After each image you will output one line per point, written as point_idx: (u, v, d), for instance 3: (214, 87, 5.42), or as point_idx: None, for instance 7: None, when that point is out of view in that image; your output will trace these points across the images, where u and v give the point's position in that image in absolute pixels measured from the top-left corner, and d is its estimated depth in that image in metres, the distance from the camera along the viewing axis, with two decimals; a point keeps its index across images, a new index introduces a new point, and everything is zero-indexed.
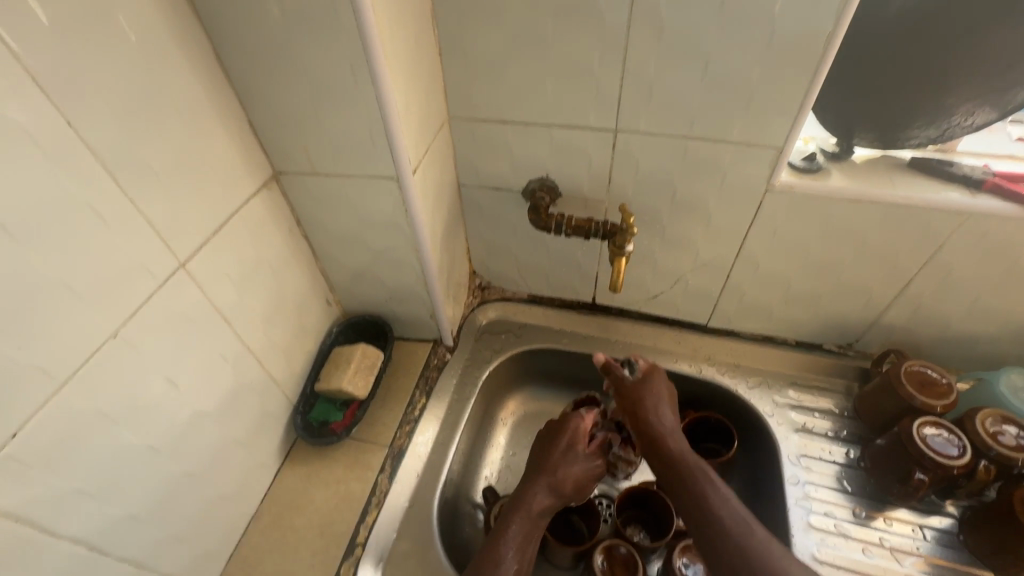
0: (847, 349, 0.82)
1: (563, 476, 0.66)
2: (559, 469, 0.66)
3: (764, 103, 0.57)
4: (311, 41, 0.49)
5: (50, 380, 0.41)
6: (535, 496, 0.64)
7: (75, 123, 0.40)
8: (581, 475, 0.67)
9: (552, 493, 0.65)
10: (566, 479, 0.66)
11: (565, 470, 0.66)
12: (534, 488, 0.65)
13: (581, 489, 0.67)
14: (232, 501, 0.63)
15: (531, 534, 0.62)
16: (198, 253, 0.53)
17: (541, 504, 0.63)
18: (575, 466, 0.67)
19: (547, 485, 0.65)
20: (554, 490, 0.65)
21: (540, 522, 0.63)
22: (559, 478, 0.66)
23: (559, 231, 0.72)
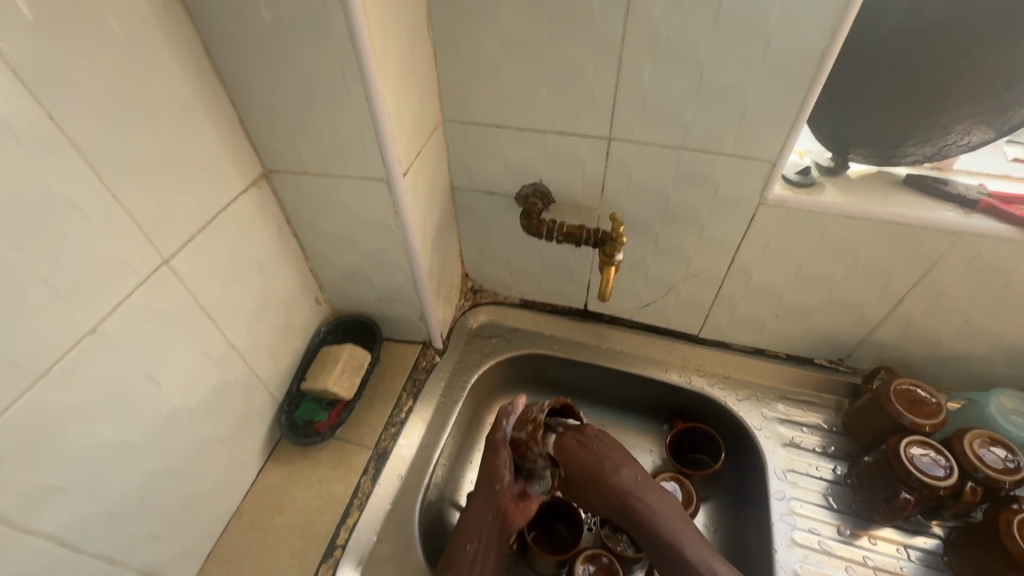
0: (838, 365, 0.82)
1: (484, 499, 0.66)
2: (484, 525, 0.65)
3: (757, 117, 0.57)
4: (301, 41, 0.49)
5: (25, 375, 0.41)
6: (467, 534, 0.64)
7: (59, 117, 0.40)
8: (505, 500, 0.66)
9: (479, 519, 0.65)
10: (487, 519, 0.65)
11: (481, 523, 0.65)
12: (465, 526, 0.65)
13: (513, 513, 0.66)
14: (213, 498, 0.63)
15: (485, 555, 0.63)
16: (183, 250, 0.52)
17: (475, 539, 0.64)
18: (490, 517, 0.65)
19: (480, 539, 0.64)
20: (483, 533, 0.64)
21: (488, 548, 0.64)
22: (473, 511, 0.66)
23: (551, 237, 0.71)
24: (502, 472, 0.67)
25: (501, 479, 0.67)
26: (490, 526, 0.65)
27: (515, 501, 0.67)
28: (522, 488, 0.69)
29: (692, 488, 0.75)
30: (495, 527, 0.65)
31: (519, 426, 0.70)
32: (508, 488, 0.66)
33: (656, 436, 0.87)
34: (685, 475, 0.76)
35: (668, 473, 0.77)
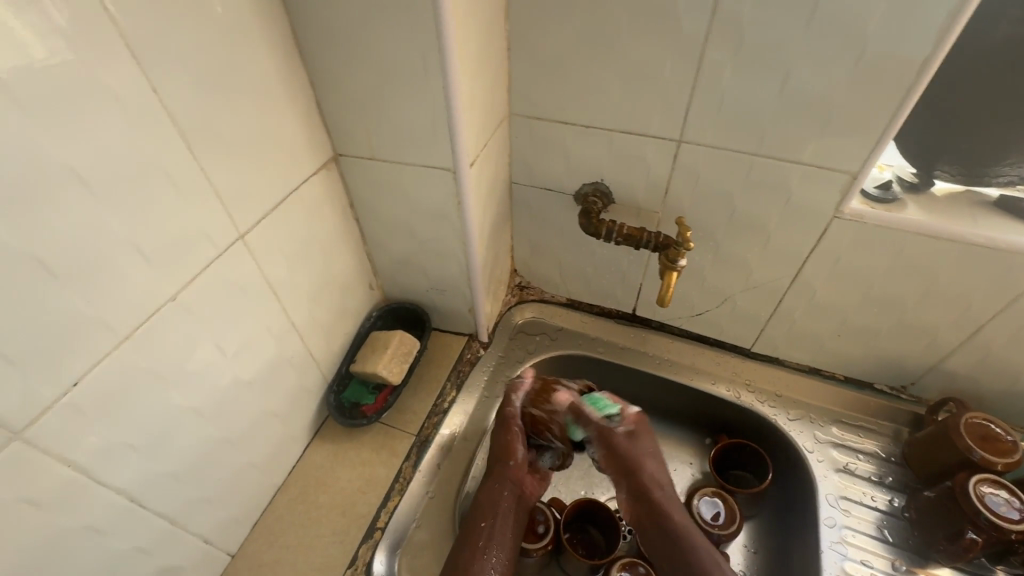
0: (900, 393, 0.78)
1: (500, 477, 0.65)
2: (500, 500, 0.64)
3: (843, 126, 0.54)
4: (384, 28, 0.49)
5: (111, 334, 0.42)
6: (482, 509, 0.63)
7: (160, 90, 0.41)
8: (517, 475, 0.66)
9: (493, 496, 0.64)
10: (502, 493, 0.64)
11: (495, 499, 0.64)
12: (479, 500, 0.64)
13: (528, 485, 0.67)
14: (263, 470, 0.64)
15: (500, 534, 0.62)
16: (256, 226, 0.54)
17: (491, 515, 0.62)
18: (505, 492, 0.64)
19: (498, 515, 0.63)
20: (498, 509, 0.63)
21: (505, 524, 0.63)
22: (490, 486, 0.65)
23: (610, 238, 0.70)
24: (516, 448, 0.67)
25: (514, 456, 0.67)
26: (505, 504, 0.64)
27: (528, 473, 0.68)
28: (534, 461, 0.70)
29: (735, 506, 0.72)
30: (512, 503, 0.64)
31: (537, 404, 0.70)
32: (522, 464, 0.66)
33: (698, 449, 0.84)
34: (728, 492, 0.74)
35: (710, 488, 0.74)
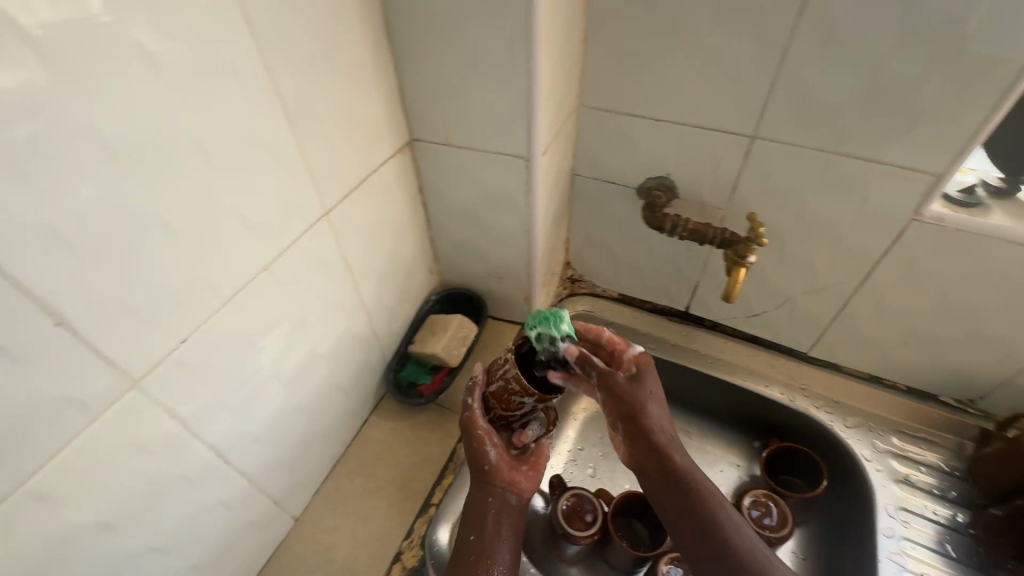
0: (967, 406, 0.75)
1: (482, 484, 0.59)
2: (489, 506, 0.59)
3: (934, 126, 0.53)
4: (475, 15, 0.50)
5: (216, 298, 0.44)
6: (470, 527, 0.58)
7: (272, 68, 0.43)
8: (502, 477, 0.59)
9: (480, 512, 0.58)
10: (489, 498, 0.59)
11: (484, 508, 0.58)
12: (467, 513, 0.59)
13: (518, 480, 0.61)
14: (327, 440, 0.67)
15: (500, 544, 0.57)
16: (339, 204, 0.56)
17: (484, 528, 0.57)
18: (492, 496, 0.59)
19: (490, 526, 0.57)
20: (489, 519, 0.58)
21: (501, 531, 0.58)
22: (474, 498, 0.59)
23: (674, 232, 0.69)
24: (486, 450, 0.58)
25: (490, 461, 0.58)
26: (496, 514, 0.59)
27: (514, 467, 0.60)
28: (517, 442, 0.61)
29: (787, 510, 0.71)
30: (502, 507, 0.59)
31: (491, 378, 0.55)
32: (499, 466, 0.59)
33: (746, 451, 0.84)
34: (779, 496, 0.73)
35: (761, 491, 0.74)
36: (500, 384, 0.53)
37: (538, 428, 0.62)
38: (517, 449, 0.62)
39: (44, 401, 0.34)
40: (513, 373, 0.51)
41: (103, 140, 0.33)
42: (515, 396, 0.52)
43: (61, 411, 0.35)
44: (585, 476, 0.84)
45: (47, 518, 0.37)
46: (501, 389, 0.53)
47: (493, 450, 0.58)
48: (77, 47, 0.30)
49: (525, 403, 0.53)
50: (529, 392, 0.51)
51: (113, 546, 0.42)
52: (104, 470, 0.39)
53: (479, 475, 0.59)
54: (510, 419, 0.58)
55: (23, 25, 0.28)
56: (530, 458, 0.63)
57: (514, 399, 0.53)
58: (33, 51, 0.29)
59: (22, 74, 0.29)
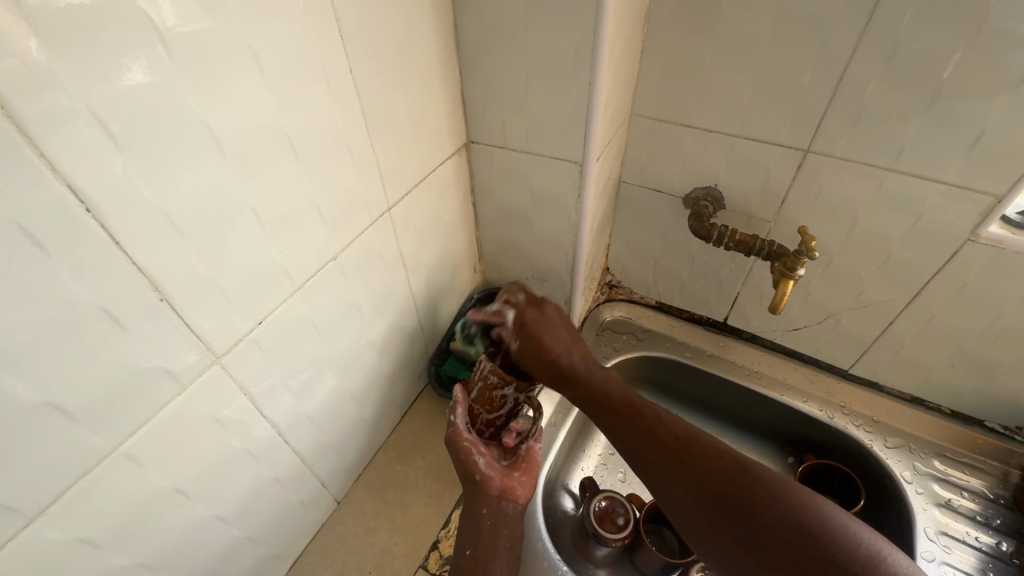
0: (1015, 434, 0.74)
1: (476, 498, 0.59)
2: (483, 520, 0.58)
3: (999, 146, 0.53)
4: (543, 23, 0.52)
5: (290, 283, 0.47)
6: (466, 541, 0.58)
7: (355, 69, 0.46)
8: (494, 487, 0.59)
9: (476, 525, 0.58)
10: (484, 512, 0.58)
11: (480, 521, 0.58)
12: (463, 530, 0.59)
13: (512, 488, 0.59)
14: (372, 427, 0.70)
15: (496, 556, 0.56)
16: (401, 201, 0.59)
17: (482, 540, 0.57)
18: (487, 508, 0.59)
19: (485, 537, 0.57)
20: (485, 531, 0.57)
21: (498, 541, 0.57)
22: (469, 513, 0.59)
23: (720, 243, 0.70)
24: (475, 462, 0.59)
25: (480, 470, 0.59)
26: (492, 526, 0.58)
27: (506, 474, 0.60)
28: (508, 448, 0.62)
29: None
30: (496, 518, 0.58)
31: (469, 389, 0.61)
32: (489, 475, 0.59)
33: (780, 466, 0.83)
34: None
35: None
36: (482, 384, 0.58)
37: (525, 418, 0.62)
38: (508, 458, 0.62)
39: (142, 368, 0.37)
40: (489, 368, 0.57)
41: (210, 130, 0.36)
42: (496, 389, 0.57)
43: (155, 378, 0.38)
44: (616, 480, 0.85)
45: (134, 478, 0.39)
46: (482, 389, 0.58)
47: (480, 458, 0.59)
48: (199, 45, 0.33)
49: (507, 395, 0.58)
50: (506, 380, 0.56)
51: (185, 511, 0.45)
52: (184, 438, 0.42)
53: (473, 490, 0.59)
54: (496, 425, 0.61)
55: (157, 22, 0.31)
56: (523, 465, 0.61)
57: (496, 394, 0.58)
58: (162, 46, 0.31)
59: (152, 70, 0.31)
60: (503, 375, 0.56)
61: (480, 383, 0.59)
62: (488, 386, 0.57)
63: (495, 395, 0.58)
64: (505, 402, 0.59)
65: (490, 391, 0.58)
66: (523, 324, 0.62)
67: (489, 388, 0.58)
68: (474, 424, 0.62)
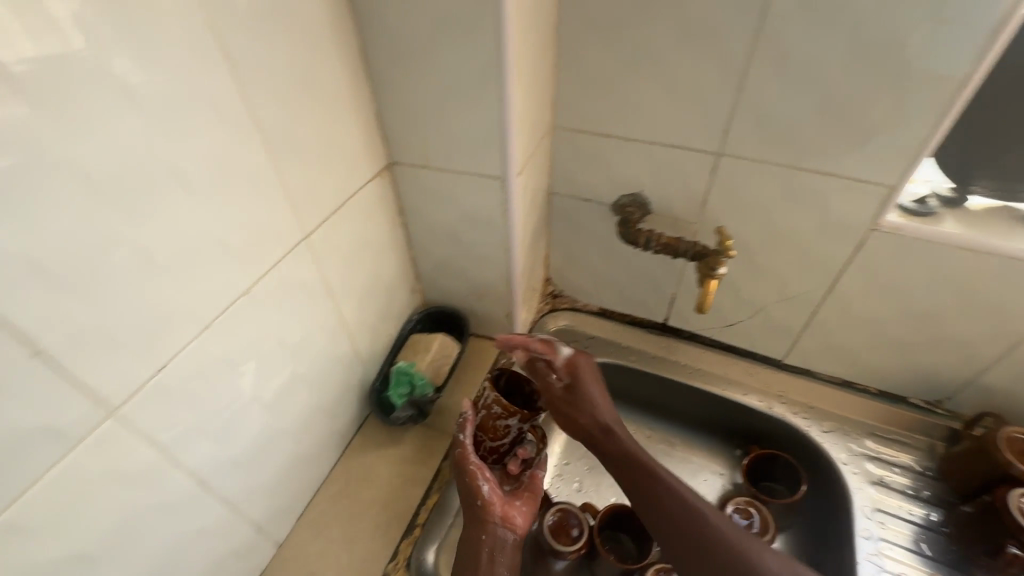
0: (935, 407, 0.78)
1: (478, 522, 0.60)
2: (482, 545, 0.59)
3: (888, 140, 0.56)
4: (449, 43, 0.52)
5: (196, 323, 0.45)
6: (464, 567, 0.58)
7: (250, 97, 0.44)
8: (496, 512, 0.60)
9: (475, 550, 0.59)
10: (482, 537, 0.59)
11: (478, 546, 0.59)
12: (461, 555, 0.60)
13: (512, 516, 0.61)
14: (310, 462, 0.67)
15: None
16: (320, 228, 0.57)
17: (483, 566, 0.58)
18: (487, 534, 0.60)
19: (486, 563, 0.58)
20: (486, 557, 0.58)
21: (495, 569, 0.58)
22: (470, 536, 0.60)
23: (647, 247, 0.72)
24: (479, 486, 0.61)
25: (483, 495, 0.61)
26: (490, 553, 0.58)
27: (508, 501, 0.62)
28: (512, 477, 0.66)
29: (769, 515, 0.72)
30: (496, 543, 0.59)
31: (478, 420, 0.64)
32: (492, 501, 0.60)
33: (728, 460, 0.85)
34: (761, 501, 0.74)
35: (743, 498, 0.75)
36: (484, 413, 0.63)
37: (530, 445, 0.66)
38: (509, 484, 0.65)
39: (21, 431, 0.34)
40: (492, 398, 0.62)
41: (83, 173, 0.34)
42: (500, 418, 0.62)
43: (38, 440, 0.35)
44: (571, 491, 0.84)
45: (20, 551, 0.36)
46: (488, 419, 0.63)
47: (484, 484, 0.61)
48: (60, 84, 0.31)
49: (510, 426, 0.62)
50: (509, 410, 0.62)
51: None
52: (81, 498, 0.39)
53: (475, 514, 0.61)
54: (500, 452, 0.65)
55: (3, 61, 0.29)
56: (524, 493, 0.64)
57: (501, 422, 0.62)
58: (12, 85, 0.29)
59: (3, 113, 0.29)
60: (506, 407, 0.61)
61: (483, 412, 0.63)
62: (490, 420, 0.63)
63: (497, 425, 0.63)
64: (508, 431, 0.63)
65: (494, 421, 0.62)
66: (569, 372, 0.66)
67: (494, 421, 0.62)
68: (478, 451, 0.65)
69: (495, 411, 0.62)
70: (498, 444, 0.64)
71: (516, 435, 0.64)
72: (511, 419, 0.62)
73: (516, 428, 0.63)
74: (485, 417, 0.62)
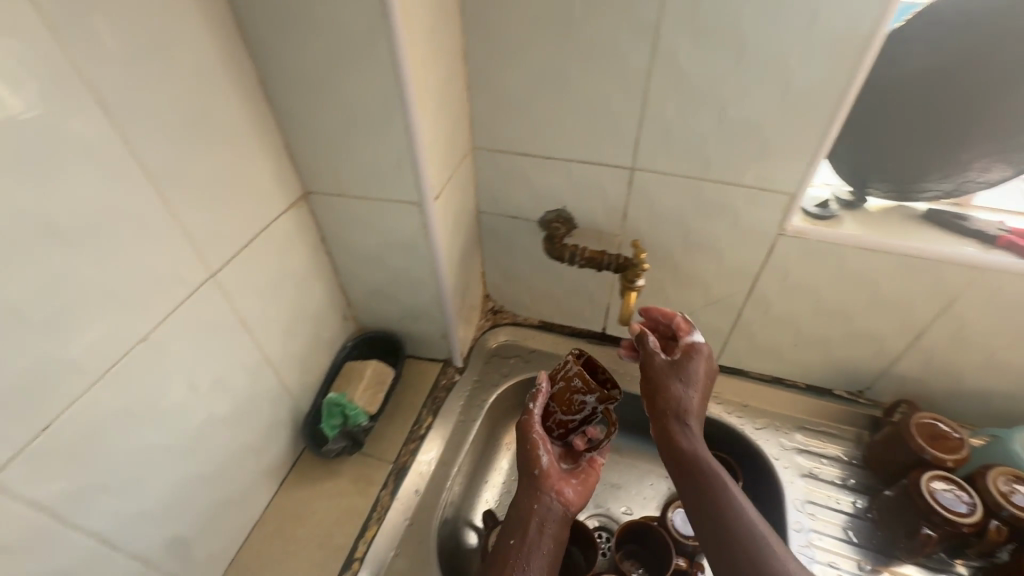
0: (858, 397, 0.81)
1: (531, 489, 0.62)
2: (530, 513, 0.61)
3: (783, 150, 0.59)
4: (349, 74, 0.52)
5: (82, 377, 0.43)
6: (514, 533, 0.60)
7: (131, 140, 0.43)
8: (551, 484, 0.62)
9: (524, 517, 0.61)
10: (530, 507, 0.61)
11: (528, 513, 0.61)
12: (511, 521, 0.61)
13: (566, 491, 0.62)
14: (238, 505, 0.64)
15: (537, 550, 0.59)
16: (228, 264, 0.55)
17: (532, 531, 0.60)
18: (537, 504, 0.61)
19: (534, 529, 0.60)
20: (535, 524, 0.60)
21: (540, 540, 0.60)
22: (522, 500, 0.62)
23: (573, 261, 0.74)
24: (539, 455, 0.62)
25: (541, 465, 0.62)
26: (540, 522, 0.60)
27: (564, 476, 0.63)
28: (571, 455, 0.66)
29: None
30: (545, 513, 0.61)
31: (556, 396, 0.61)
32: (548, 471, 0.62)
33: None
34: None
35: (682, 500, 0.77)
36: (563, 385, 0.60)
37: (600, 428, 0.64)
38: (569, 462, 0.65)
39: None
40: (576, 371, 0.59)
41: None
42: (578, 394, 0.59)
43: None
44: None
45: None
46: (563, 390, 0.60)
47: (543, 454, 0.62)
48: None
49: (586, 403, 0.59)
50: (591, 386, 0.58)
51: None
52: None
53: (530, 481, 0.62)
54: (568, 427, 0.63)
55: None
56: (581, 474, 0.65)
57: (575, 397, 0.59)
58: None
59: None
60: (588, 380, 0.58)
61: (562, 383, 0.60)
62: (563, 392, 0.60)
63: (573, 399, 0.59)
64: (583, 408, 0.60)
65: (570, 394, 0.59)
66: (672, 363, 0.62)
67: (565, 393, 0.60)
68: (547, 420, 0.63)
69: (580, 384, 0.58)
70: (565, 418, 0.61)
71: (588, 414, 0.60)
72: (586, 395, 0.58)
73: (586, 405, 0.59)
74: (563, 388, 0.59)
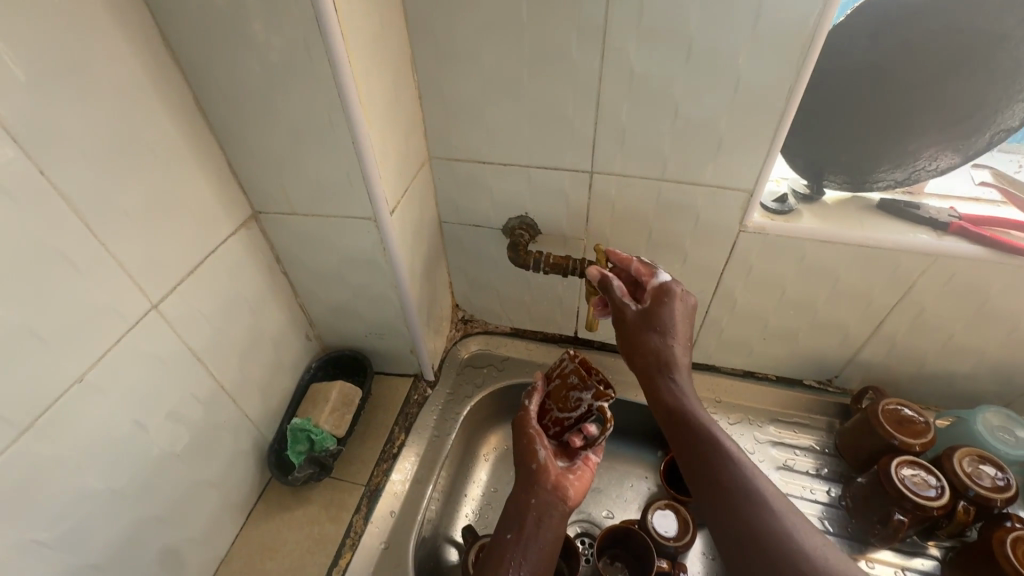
0: (828, 385, 0.82)
1: (527, 482, 0.61)
2: (528, 503, 0.59)
3: (737, 148, 0.59)
4: (289, 89, 0.50)
5: (7, 427, 0.40)
6: (512, 528, 0.58)
7: (49, 171, 0.40)
8: (549, 478, 0.60)
9: (521, 509, 0.59)
10: (527, 500, 0.59)
11: (525, 503, 0.59)
12: (508, 513, 0.60)
13: (565, 487, 0.61)
14: (201, 543, 0.62)
15: (534, 542, 0.57)
16: (172, 294, 0.53)
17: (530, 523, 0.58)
18: (534, 496, 0.60)
19: (532, 521, 0.58)
20: (532, 516, 0.58)
21: (538, 532, 0.58)
22: (518, 492, 0.61)
23: (538, 268, 0.72)
24: (536, 448, 0.62)
25: (538, 458, 0.61)
26: (537, 517, 0.58)
27: (561, 472, 0.61)
28: (569, 455, 0.64)
29: (688, 514, 0.73)
30: (542, 506, 0.59)
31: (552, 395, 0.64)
32: (545, 465, 0.61)
33: (650, 463, 0.86)
34: (681, 502, 0.75)
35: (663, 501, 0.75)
36: (560, 383, 0.63)
37: (597, 425, 0.63)
38: (566, 459, 0.64)
39: None
40: (572, 368, 0.63)
41: None
42: (574, 390, 0.61)
43: None
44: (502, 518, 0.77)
45: None
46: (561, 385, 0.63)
47: (541, 449, 0.61)
48: None
49: (582, 401, 0.60)
50: (586, 380, 0.61)
51: None
52: None
53: (527, 476, 0.61)
54: (564, 425, 0.62)
55: None
56: (579, 471, 0.63)
57: (572, 394, 0.61)
58: None
59: None
60: (583, 375, 0.61)
61: (558, 381, 0.63)
62: (560, 386, 0.63)
63: (568, 394, 0.62)
64: (579, 405, 0.61)
65: (568, 388, 0.62)
66: (649, 315, 0.61)
67: (563, 389, 0.62)
68: (546, 419, 0.64)
69: (574, 378, 0.62)
70: (562, 415, 0.62)
71: (584, 413, 0.61)
72: (582, 389, 0.60)
73: (582, 401, 0.61)
74: (559, 384, 0.62)
